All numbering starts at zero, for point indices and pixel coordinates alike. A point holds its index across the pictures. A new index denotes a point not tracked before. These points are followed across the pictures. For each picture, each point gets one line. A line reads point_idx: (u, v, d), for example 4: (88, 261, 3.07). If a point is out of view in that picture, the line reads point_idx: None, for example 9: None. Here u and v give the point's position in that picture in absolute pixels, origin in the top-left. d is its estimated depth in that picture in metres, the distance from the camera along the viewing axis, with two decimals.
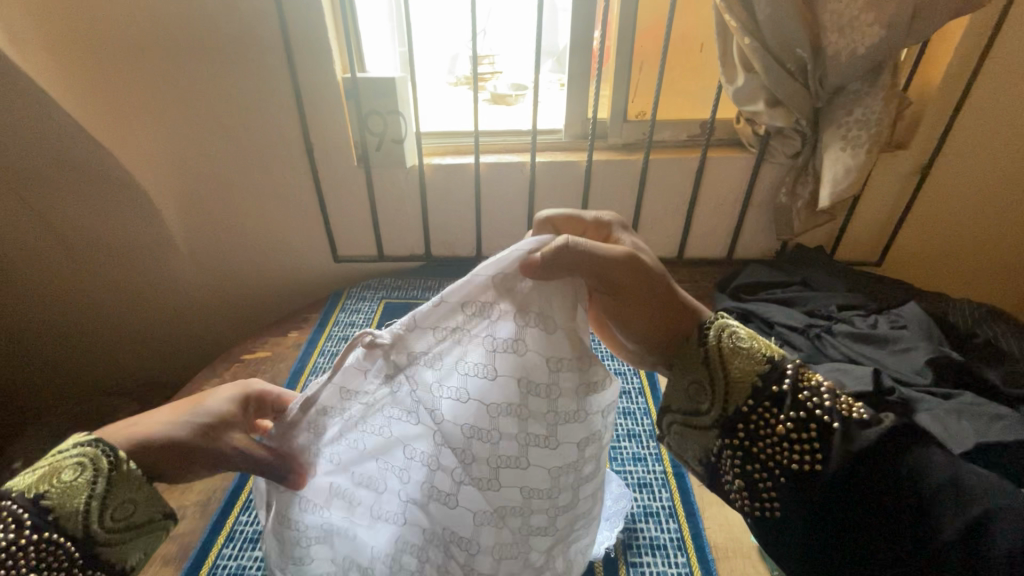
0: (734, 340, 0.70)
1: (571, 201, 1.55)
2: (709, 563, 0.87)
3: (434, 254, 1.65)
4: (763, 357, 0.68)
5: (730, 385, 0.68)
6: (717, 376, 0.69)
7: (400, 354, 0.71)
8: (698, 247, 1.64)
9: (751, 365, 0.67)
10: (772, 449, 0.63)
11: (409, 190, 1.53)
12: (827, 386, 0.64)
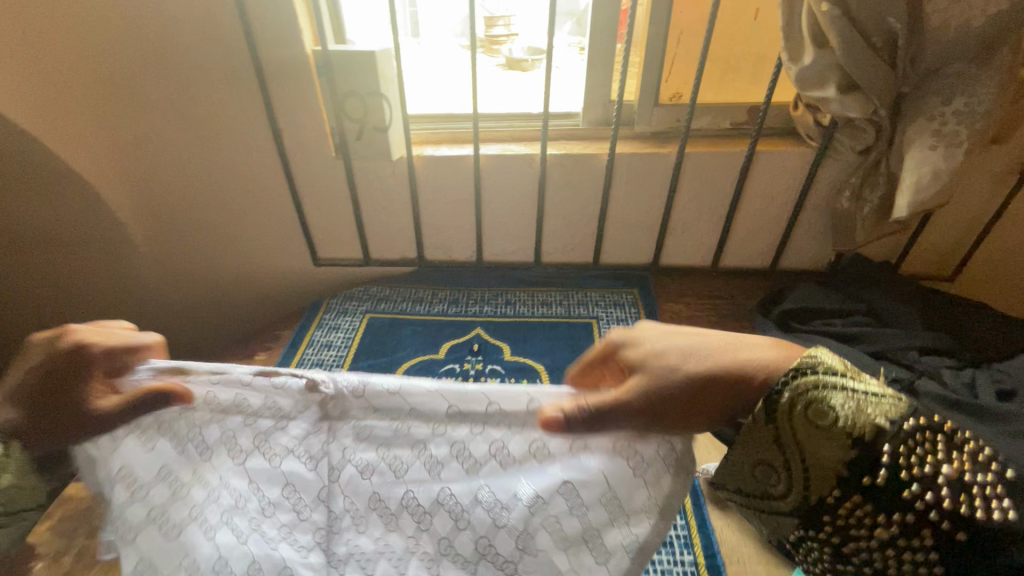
0: (815, 411, 0.52)
1: (588, 200, 1.31)
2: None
3: (428, 258, 1.43)
4: (849, 435, 0.51)
5: (812, 471, 0.53)
6: (793, 457, 0.53)
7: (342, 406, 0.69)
8: (736, 257, 1.40)
9: (839, 444, 0.51)
10: (865, 548, 0.51)
11: (397, 187, 1.30)
12: (933, 467, 0.49)
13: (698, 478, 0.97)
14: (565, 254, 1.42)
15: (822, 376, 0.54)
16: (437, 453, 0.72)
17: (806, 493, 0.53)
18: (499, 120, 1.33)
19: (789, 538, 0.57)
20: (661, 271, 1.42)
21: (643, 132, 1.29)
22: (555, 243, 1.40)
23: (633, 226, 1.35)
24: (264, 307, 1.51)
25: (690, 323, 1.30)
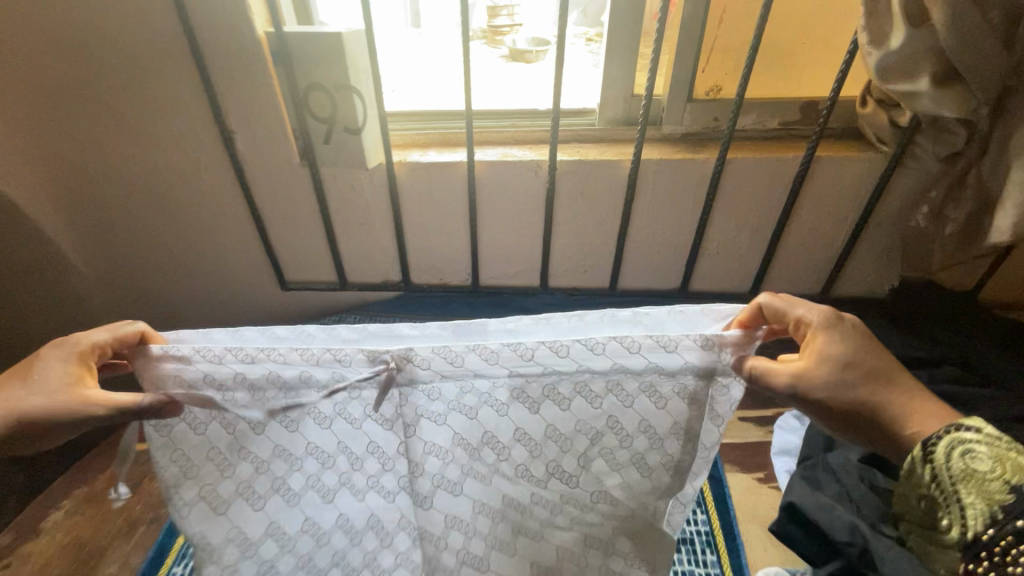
0: (967, 458, 0.53)
1: (605, 215, 1.09)
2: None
3: (414, 281, 1.22)
4: (1005, 484, 0.51)
5: (970, 507, 0.52)
6: (946, 490, 0.54)
7: (404, 376, 0.60)
8: (780, 282, 1.18)
9: (991, 490, 0.52)
10: None
11: (375, 201, 1.08)
12: None
13: None
14: (576, 278, 1.20)
15: (951, 436, 0.55)
16: (473, 438, 0.65)
17: (965, 530, 0.52)
18: (499, 119, 1.11)
19: None
20: (690, 298, 1.21)
21: (672, 134, 1.07)
22: (565, 265, 1.18)
23: (659, 246, 1.13)
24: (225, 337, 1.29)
25: None
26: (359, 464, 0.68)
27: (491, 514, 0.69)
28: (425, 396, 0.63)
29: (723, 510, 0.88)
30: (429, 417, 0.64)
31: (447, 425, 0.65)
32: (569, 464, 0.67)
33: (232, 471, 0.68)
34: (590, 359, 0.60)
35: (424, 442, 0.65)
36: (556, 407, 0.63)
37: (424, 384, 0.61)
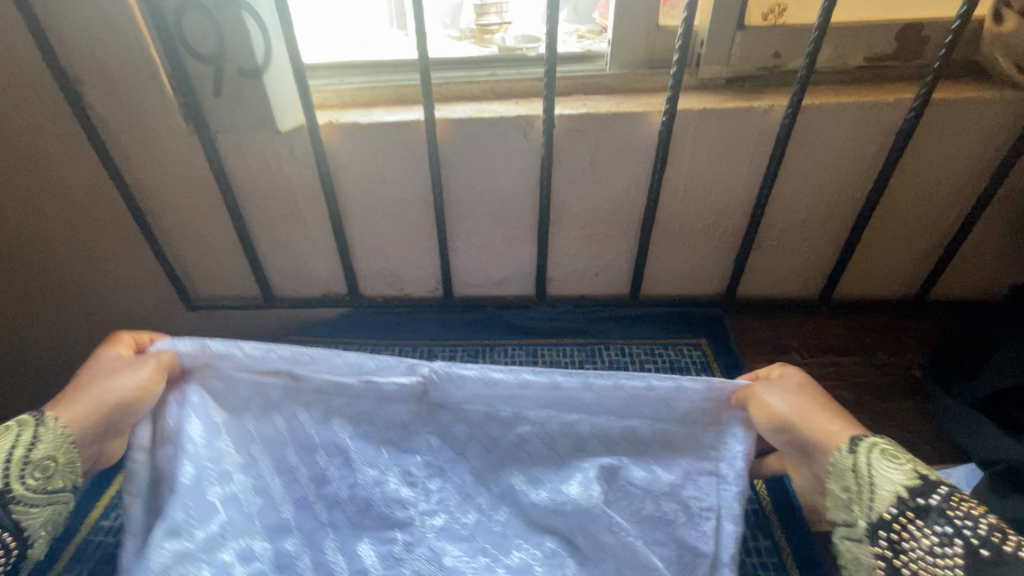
0: (885, 458, 0.47)
1: (626, 193, 0.78)
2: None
3: (365, 294, 0.90)
4: (909, 475, 0.45)
5: (874, 494, 0.46)
6: (861, 481, 0.48)
7: (442, 391, 0.61)
8: (860, 284, 0.87)
9: (897, 483, 0.45)
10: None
11: (301, 183, 0.77)
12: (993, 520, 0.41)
13: None
14: (585, 286, 0.89)
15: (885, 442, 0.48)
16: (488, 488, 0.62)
17: (871, 511, 0.46)
18: (474, 69, 0.81)
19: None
20: (737, 310, 0.89)
21: (714, 80, 0.77)
22: (569, 267, 0.86)
23: (696, 239, 0.82)
24: None
25: None
26: (347, 498, 0.60)
27: None
28: (453, 418, 0.63)
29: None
30: (451, 439, 0.63)
31: (465, 458, 0.63)
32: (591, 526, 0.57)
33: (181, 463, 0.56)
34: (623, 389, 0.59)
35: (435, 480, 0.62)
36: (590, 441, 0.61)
37: (456, 403, 0.62)
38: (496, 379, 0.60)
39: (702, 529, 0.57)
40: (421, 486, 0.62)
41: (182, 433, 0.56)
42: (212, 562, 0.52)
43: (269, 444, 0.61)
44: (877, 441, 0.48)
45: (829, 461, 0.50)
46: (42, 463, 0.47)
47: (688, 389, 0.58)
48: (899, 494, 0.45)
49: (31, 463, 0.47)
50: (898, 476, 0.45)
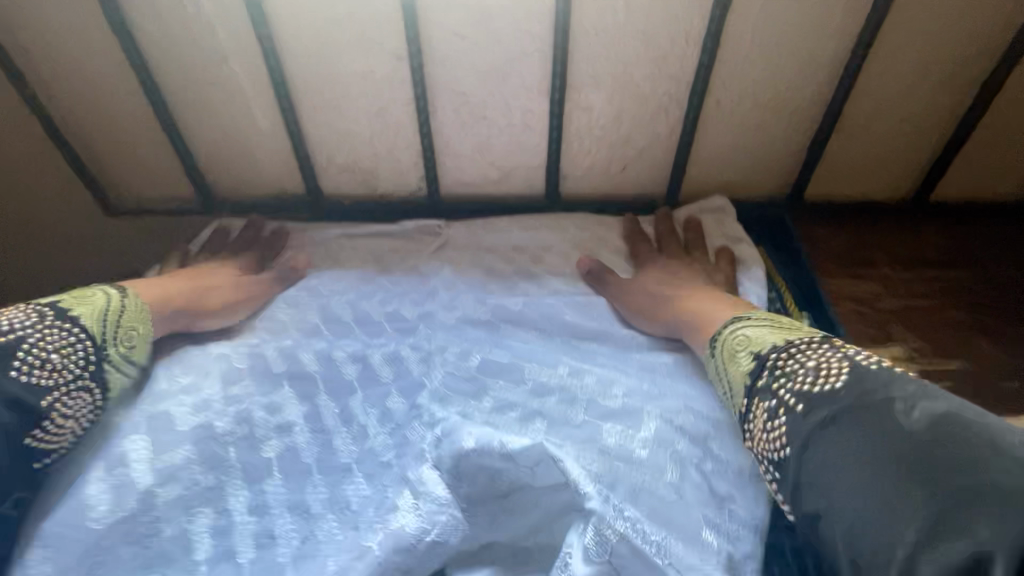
0: (739, 338, 0.45)
1: (673, 46, 0.57)
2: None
3: (329, 198, 0.71)
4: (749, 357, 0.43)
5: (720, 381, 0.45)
6: (713, 371, 0.46)
7: (468, 243, 0.64)
8: (975, 180, 0.66)
9: (729, 356, 0.45)
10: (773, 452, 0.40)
11: (227, 27, 0.56)
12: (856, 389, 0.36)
13: None
14: (610, 185, 0.69)
15: (743, 321, 0.46)
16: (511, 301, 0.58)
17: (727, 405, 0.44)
18: None
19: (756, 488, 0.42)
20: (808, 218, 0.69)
21: None
22: (589, 157, 0.66)
23: (762, 116, 0.62)
24: None
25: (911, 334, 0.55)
26: (363, 318, 0.56)
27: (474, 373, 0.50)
28: (457, 269, 0.61)
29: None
30: (465, 276, 0.60)
31: (487, 280, 0.60)
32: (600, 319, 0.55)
33: None
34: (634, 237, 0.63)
35: (465, 294, 0.58)
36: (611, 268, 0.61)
37: (481, 248, 0.63)
38: (497, 226, 0.65)
39: None
40: (439, 298, 0.58)
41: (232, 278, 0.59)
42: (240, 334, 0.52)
43: (310, 279, 0.59)
44: (751, 317, 0.46)
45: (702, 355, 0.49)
46: (126, 330, 0.46)
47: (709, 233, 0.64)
48: (745, 382, 0.42)
49: (122, 323, 0.45)
50: (742, 361, 0.43)
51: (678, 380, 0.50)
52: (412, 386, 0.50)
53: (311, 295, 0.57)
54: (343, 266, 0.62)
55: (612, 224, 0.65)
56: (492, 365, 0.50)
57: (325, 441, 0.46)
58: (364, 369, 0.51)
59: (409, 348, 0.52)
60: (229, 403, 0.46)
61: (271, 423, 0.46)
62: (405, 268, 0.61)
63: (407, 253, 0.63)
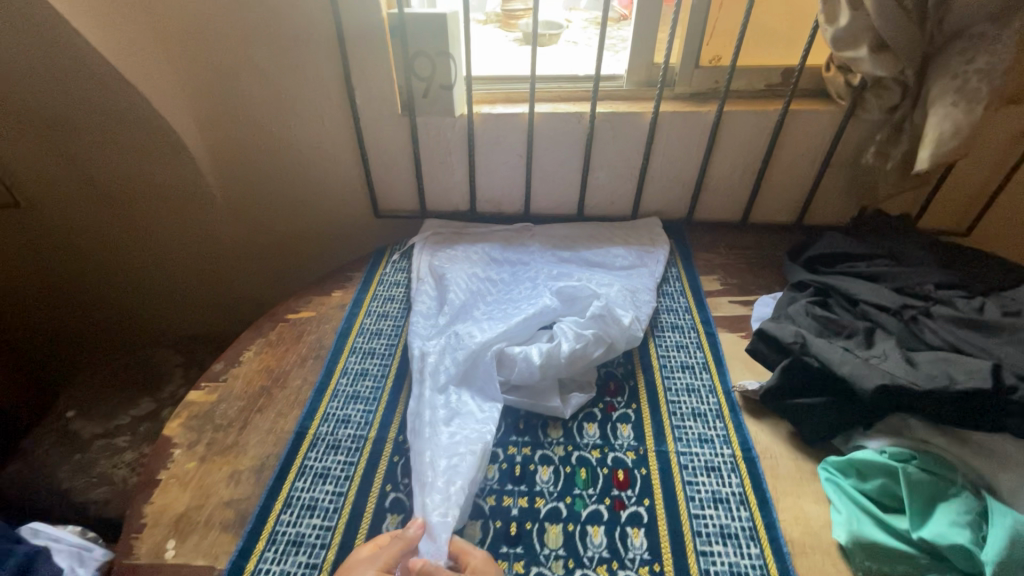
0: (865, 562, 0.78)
1: (632, 156, 1.42)
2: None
3: (479, 211, 1.56)
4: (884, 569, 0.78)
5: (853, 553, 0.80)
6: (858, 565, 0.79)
7: (544, 231, 1.48)
8: (765, 211, 1.51)
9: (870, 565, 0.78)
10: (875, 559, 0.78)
11: (454, 141, 1.40)
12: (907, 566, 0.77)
13: (732, 391, 1.05)
14: (607, 209, 1.53)
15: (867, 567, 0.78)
16: (564, 253, 1.39)
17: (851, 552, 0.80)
18: (551, 81, 1.42)
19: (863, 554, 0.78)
20: (694, 224, 1.55)
21: (683, 94, 1.39)
22: (598, 198, 1.51)
23: (672, 180, 1.46)
24: (330, 254, 1.65)
25: (724, 268, 1.39)
26: (505, 257, 1.39)
27: (554, 271, 1.31)
28: (542, 241, 1.45)
29: (713, 343, 1.17)
30: (545, 243, 1.44)
31: (554, 245, 1.43)
32: (600, 256, 1.37)
33: (446, 245, 1.42)
34: (615, 231, 1.47)
35: (546, 250, 1.41)
36: (604, 240, 1.44)
37: (551, 232, 1.47)
38: (557, 226, 1.49)
39: (655, 259, 1.36)
40: (534, 250, 1.41)
41: (448, 244, 1.43)
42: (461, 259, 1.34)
43: (482, 243, 1.43)
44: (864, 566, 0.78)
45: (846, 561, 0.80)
46: None
47: (648, 231, 1.47)
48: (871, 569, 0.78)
49: None
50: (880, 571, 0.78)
51: (631, 274, 1.31)
52: (531, 277, 1.31)
53: (483, 248, 1.41)
54: (493, 238, 1.45)
55: (607, 225, 1.49)
56: (564, 274, 1.29)
57: (504, 294, 1.25)
58: (513, 274, 1.32)
59: (527, 267, 1.35)
60: (470, 278, 1.28)
61: (484, 284, 1.27)
62: (520, 240, 1.44)
63: (518, 234, 1.47)
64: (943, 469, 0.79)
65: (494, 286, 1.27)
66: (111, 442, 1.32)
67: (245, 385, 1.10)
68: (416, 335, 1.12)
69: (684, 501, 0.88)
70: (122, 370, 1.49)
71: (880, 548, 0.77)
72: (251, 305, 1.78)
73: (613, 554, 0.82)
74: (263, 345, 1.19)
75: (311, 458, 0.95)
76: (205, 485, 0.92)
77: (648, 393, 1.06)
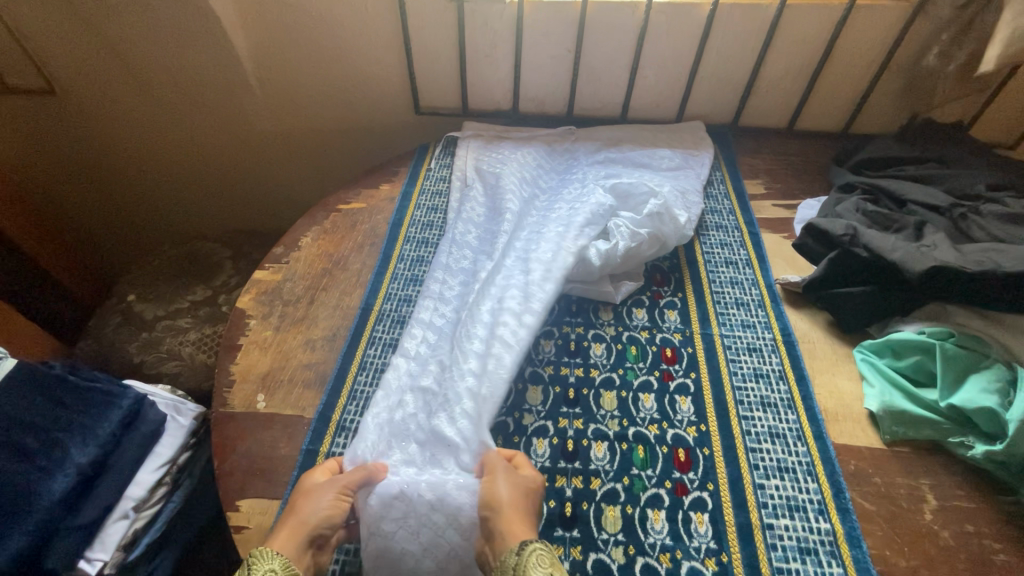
0: (894, 432, 0.87)
1: (684, 53, 1.37)
2: (860, 542, 0.76)
3: (521, 109, 1.54)
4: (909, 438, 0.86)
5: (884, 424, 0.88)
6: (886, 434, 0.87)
7: (585, 131, 1.47)
8: (813, 117, 1.49)
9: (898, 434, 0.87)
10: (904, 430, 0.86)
11: (501, 33, 1.36)
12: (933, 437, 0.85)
13: (775, 284, 1.10)
14: (652, 111, 1.51)
15: (892, 435, 0.87)
16: (608, 154, 1.38)
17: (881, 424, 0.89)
18: None
19: (894, 426, 0.87)
20: (739, 130, 1.53)
21: None
22: (644, 99, 1.49)
23: (722, 81, 1.43)
24: (370, 151, 1.66)
25: (768, 174, 1.39)
26: (551, 156, 1.39)
27: (601, 172, 1.30)
28: (584, 141, 1.44)
29: (756, 241, 1.20)
30: (587, 143, 1.43)
31: (596, 143, 1.42)
32: (644, 158, 1.36)
33: (491, 141, 1.41)
34: (658, 132, 1.45)
35: (589, 150, 1.41)
36: (648, 141, 1.42)
37: (593, 131, 1.46)
38: (598, 128, 1.48)
39: (701, 163, 1.36)
40: (577, 151, 1.41)
41: (492, 142, 1.41)
42: (506, 158, 1.34)
43: (527, 141, 1.42)
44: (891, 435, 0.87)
45: (874, 431, 0.88)
46: None
47: (693, 134, 1.45)
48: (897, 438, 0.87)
49: None
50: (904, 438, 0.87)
51: (678, 177, 1.31)
52: (579, 178, 1.31)
53: (530, 148, 1.39)
54: (537, 136, 1.44)
55: (651, 127, 1.46)
56: (611, 174, 1.30)
57: (552, 195, 1.27)
58: (560, 178, 1.32)
59: (572, 170, 1.35)
60: (520, 179, 1.28)
61: (535, 190, 1.27)
62: (564, 143, 1.43)
63: (562, 132, 1.46)
64: (976, 344, 0.86)
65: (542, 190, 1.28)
66: (174, 323, 1.39)
67: (307, 267, 1.15)
68: (455, 241, 1.14)
69: (727, 375, 0.96)
70: (172, 261, 1.54)
71: (908, 415, 0.86)
72: (289, 202, 1.81)
73: (662, 416, 0.90)
74: (318, 232, 1.22)
75: (380, 330, 1.02)
76: (284, 350, 0.99)
77: (693, 283, 1.12)
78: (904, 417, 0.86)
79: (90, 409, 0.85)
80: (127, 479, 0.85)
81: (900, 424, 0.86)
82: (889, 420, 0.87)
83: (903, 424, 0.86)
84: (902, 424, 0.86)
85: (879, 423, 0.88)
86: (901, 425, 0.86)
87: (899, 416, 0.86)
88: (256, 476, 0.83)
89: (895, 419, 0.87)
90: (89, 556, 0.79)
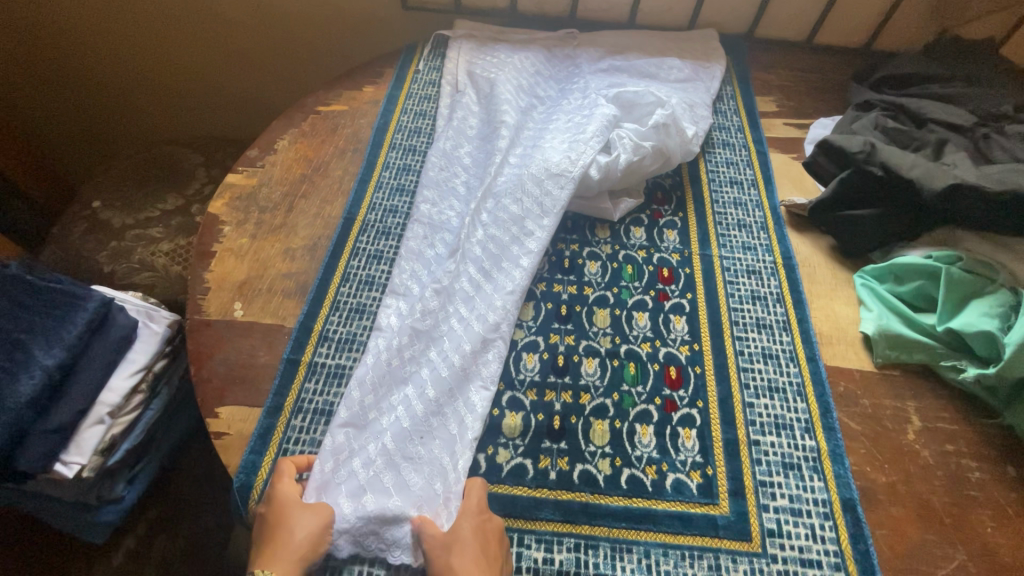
0: (887, 356, 0.86)
1: None
2: (842, 459, 0.77)
3: (520, 8, 1.39)
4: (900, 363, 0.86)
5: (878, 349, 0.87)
6: (879, 359, 0.86)
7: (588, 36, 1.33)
8: (835, 29, 1.38)
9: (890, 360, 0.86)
10: (897, 355, 0.86)
11: None
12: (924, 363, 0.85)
13: (779, 205, 1.05)
14: (662, 16, 1.38)
15: (885, 359, 0.86)
16: (613, 62, 1.26)
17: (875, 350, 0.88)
18: None
19: (888, 351, 0.86)
20: (755, 42, 1.41)
21: None
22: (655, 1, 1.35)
23: None
24: (353, 52, 1.52)
25: (781, 90, 1.30)
26: (551, 61, 1.27)
27: (605, 81, 1.20)
28: (585, 46, 1.31)
29: (763, 160, 1.13)
30: (589, 49, 1.30)
31: (600, 49, 1.30)
32: (650, 68, 1.25)
33: (486, 42, 1.28)
34: (668, 38, 1.32)
35: (592, 57, 1.28)
36: (657, 48, 1.30)
37: (596, 36, 1.33)
38: (603, 32, 1.34)
39: (712, 76, 1.26)
40: (579, 57, 1.29)
41: (486, 44, 1.28)
42: (502, 62, 1.22)
43: (526, 44, 1.30)
44: (884, 360, 0.86)
45: (867, 356, 0.87)
46: None
47: (706, 42, 1.33)
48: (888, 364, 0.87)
49: None
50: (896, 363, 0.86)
51: (686, 89, 1.21)
52: (580, 87, 1.20)
53: (529, 52, 1.27)
54: (537, 38, 1.31)
55: (660, 33, 1.33)
56: (615, 84, 1.19)
57: (552, 105, 1.17)
58: (559, 88, 1.22)
59: (573, 79, 1.23)
60: (516, 87, 1.18)
61: (532, 100, 1.17)
62: (566, 48, 1.30)
63: (563, 35, 1.33)
64: (983, 269, 0.84)
65: (539, 99, 1.18)
66: (145, 233, 1.31)
67: (284, 172, 1.06)
68: (445, 153, 1.06)
69: (724, 297, 0.93)
70: (139, 167, 1.42)
71: (903, 339, 0.85)
72: (267, 107, 1.68)
73: (656, 334, 0.88)
74: (296, 136, 1.12)
75: (364, 241, 0.96)
76: (260, 259, 0.94)
77: (695, 203, 1.06)
78: (900, 341, 0.85)
79: (54, 311, 0.81)
80: (100, 384, 0.82)
81: (895, 349, 0.86)
82: (884, 345, 0.86)
83: (897, 349, 0.85)
84: (896, 349, 0.86)
85: (874, 348, 0.87)
86: (895, 350, 0.86)
87: (895, 341, 0.86)
88: (235, 384, 0.80)
89: (890, 344, 0.86)
90: (65, 459, 0.77)
